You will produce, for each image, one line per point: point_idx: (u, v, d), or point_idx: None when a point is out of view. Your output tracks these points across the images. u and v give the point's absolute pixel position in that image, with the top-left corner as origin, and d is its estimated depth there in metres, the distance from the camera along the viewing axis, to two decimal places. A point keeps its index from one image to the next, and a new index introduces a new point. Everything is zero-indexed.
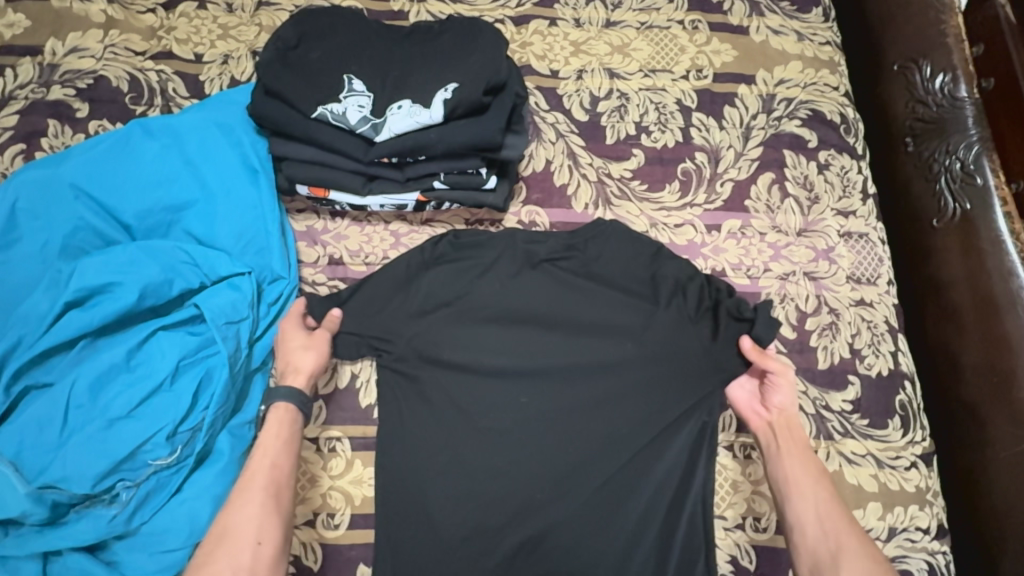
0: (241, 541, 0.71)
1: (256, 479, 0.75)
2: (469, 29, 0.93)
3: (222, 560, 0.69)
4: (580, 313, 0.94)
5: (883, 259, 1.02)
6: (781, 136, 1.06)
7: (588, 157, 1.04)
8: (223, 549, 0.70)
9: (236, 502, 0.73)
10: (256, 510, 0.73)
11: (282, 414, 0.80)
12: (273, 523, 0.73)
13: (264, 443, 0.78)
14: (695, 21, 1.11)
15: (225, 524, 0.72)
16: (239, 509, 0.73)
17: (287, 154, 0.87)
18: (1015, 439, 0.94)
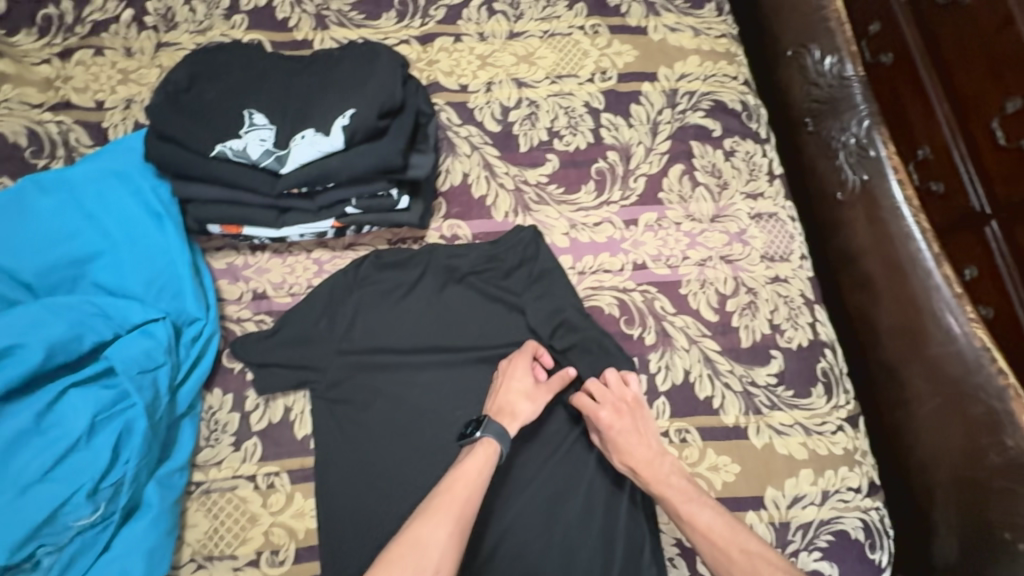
0: (423, 557, 0.72)
1: (456, 505, 0.78)
2: (368, 55, 0.94)
3: (403, 570, 0.71)
4: (511, 319, 0.98)
5: (793, 235, 1.07)
6: (686, 129, 1.10)
7: (504, 166, 1.06)
8: (409, 563, 0.71)
9: (426, 519, 0.76)
10: (444, 536, 0.75)
11: (491, 450, 0.84)
12: (454, 544, 0.75)
13: (467, 470, 0.81)
14: (595, 26, 1.15)
15: (414, 537, 0.74)
16: (428, 529, 0.75)
17: (192, 196, 0.86)
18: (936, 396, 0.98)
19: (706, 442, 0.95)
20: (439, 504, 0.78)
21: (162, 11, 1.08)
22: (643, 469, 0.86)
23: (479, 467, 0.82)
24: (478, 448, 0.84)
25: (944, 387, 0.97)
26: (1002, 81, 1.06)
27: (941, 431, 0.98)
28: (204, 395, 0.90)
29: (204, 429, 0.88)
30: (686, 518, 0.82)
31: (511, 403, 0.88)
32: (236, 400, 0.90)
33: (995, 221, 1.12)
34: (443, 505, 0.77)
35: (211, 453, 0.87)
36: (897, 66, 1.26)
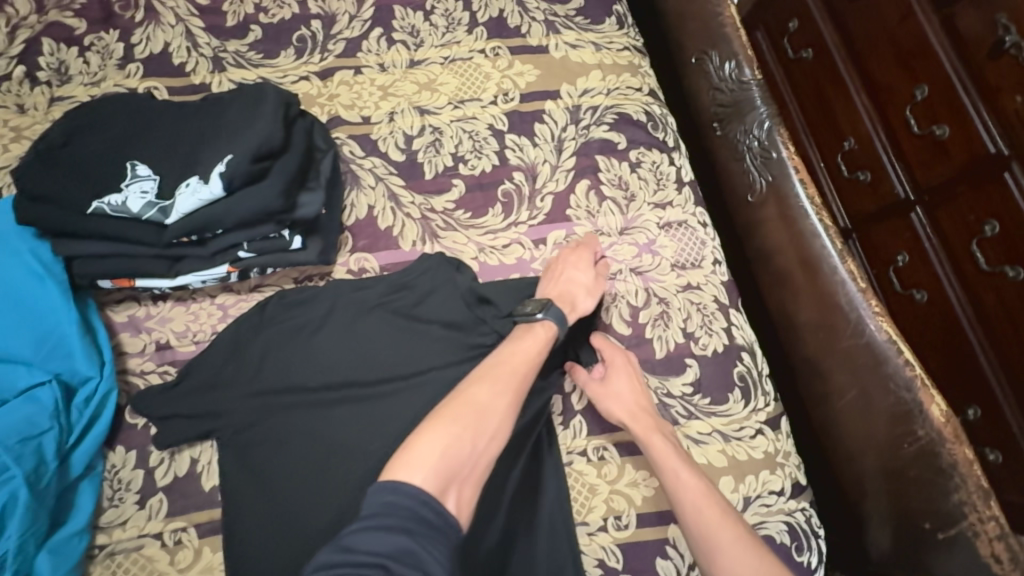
0: (481, 427, 0.74)
1: (513, 383, 0.80)
2: (254, 97, 0.94)
3: (461, 425, 0.72)
4: (425, 343, 0.95)
5: (704, 241, 1.08)
6: (591, 143, 1.11)
7: (409, 196, 1.06)
8: (468, 426, 0.73)
9: (484, 386, 0.78)
10: (502, 406, 0.77)
11: (549, 334, 0.88)
12: (507, 412, 0.78)
13: (525, 349, 0.84)
14: (496, 48, 1.16)
15: (470, 398, 0.76)
16: (485, 395, 0.77)
17: (76, 254, 0.85)
18: (862, 391, 0.96)
19: (624, 458, 0.94)
20: (494, 377, 0.80)
21: (54, 66, 1.07)
22: (638, 414, 0.91)
23: (534, 349, 0.85)
24: (534, 329, 0.88)
25: (868, 381, 0.95)
26: (913, 71, 1.10)
27: (867, 427, 0.96)
28: (107, 454, 0.88)
29: (108, 488, 0.86)
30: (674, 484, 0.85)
31: (568, 293, 0.93)
32: (139, 456, 0.88)
33: (919, 206, 1.13)
34: (499, 378, 0.79)
35: (116, 514, 0.85)
36: (819, 58, 1.29)
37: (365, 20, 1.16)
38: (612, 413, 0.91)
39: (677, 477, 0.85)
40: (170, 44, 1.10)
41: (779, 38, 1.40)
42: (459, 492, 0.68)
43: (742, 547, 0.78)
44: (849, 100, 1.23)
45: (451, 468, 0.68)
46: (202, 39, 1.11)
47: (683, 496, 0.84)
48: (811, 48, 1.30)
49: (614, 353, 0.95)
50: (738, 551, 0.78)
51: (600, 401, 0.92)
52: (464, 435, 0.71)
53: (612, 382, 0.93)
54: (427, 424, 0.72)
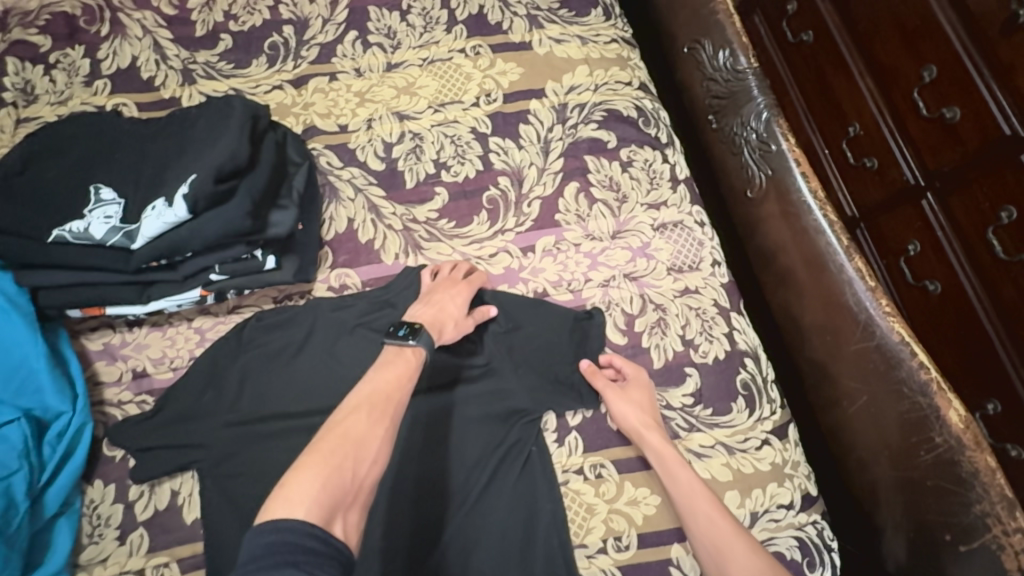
0: (361, 457, 0.67)
1: (391, 404, 0.74)
2: (222, 111, 0.90)
3: (340, 458, 0.65)
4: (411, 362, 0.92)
5: (702, 242, 1.03)
6: (579, 143, 1.06)
7: (390, 207, 1.01)
8: (348, 455, 0.66)
9: (360, 412, 0.71)
10: (380, 432, 0.71)
11: (419, 358, 0.81)
12: (386, 437, 0.72)
13: (388, 374, 0.76)
14: (476, 47, 1.10)
15: (347, 428, 0.69)
16: (362, 422, 0.70)
17: (40, 283, 0.81)
18: (873, 396, 0.91)
19: (622, 475, 0.90)
20: (371, 400, 0.73)
21: (20, 86, 1.03)
22: (653, 426, 0.88)
23: (401, 373, 0.78)
24: (402, 353, 0.80)
25: (877, 385, 0.90)
26: (919, 51, 0.95)
27: (878, 434, 0.91)
28: (86, 488, 0.85)
29: (87, 524, 0.83)
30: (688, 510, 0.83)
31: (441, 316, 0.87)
32: (118, 490, 0.85)
33: (931, 192, 0.98)
34: (373, 400, 0.73)
35: (95, 551, 0.82)
36: (820, 40, 1.12)
37: (339, 24, 1.11)
38: (624, 417, 0.88)
39: (693, 496, 0.84)
40: (138, 58, 1.06)
41: (777, 21, 1.22)
42: (346, 517, 0.62)
43: (754, 568, 0.78)
44: (852, 80, 1.07)
45: (335, 498, 0.61)
46: (170, 51, 1.07)
47: (697, 514, 0.83)
48: (812, 29, 1.14)
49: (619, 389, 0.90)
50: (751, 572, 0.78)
51: (615, 405, 0.89)
52: (343, 472, 0.64)
53: (630, 390, 0.91)
54: (309, 454, 0.65)
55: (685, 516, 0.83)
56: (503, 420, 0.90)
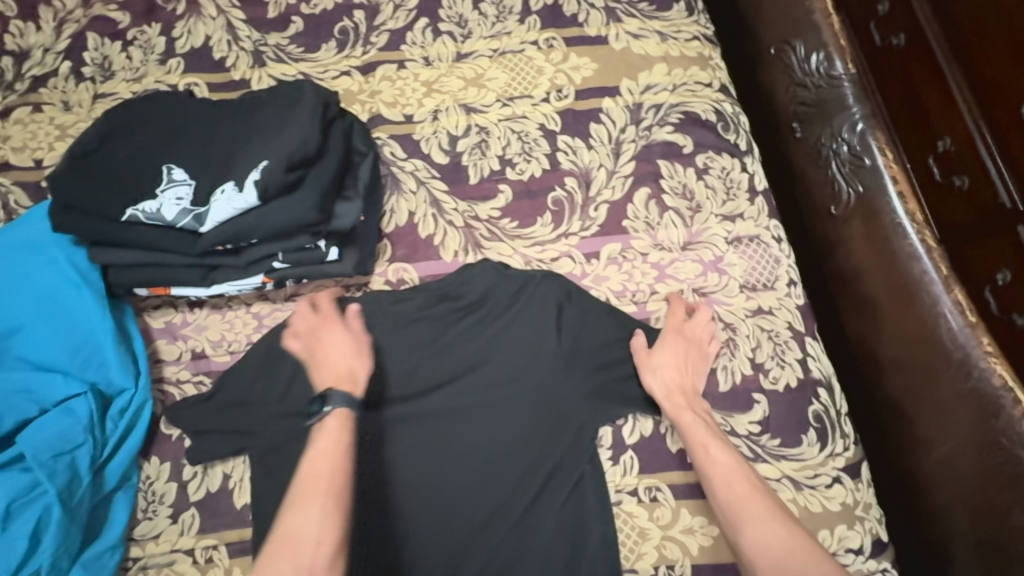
0: (298, 549, 0.70)
1: (326, 490, 0.74)
2: (291, 95, 0.88)
3: (285, 566, 0.68)
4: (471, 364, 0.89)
5: (779, 259, 0.96)
6: (653, 147, 1.00)
7: (452, 202, 0.98)
8: (289, 553, 0.69)
9: (297, 509, 0.73)
10: (313, 514, 0.72)
11: (343, 422, 0.80)
12: (330, 520, 0.73)
13: (323, 449, 0.77)
14: (550, 39, 1.06)
15: (287, 530, 0.71)
16: (295, 515, 0.72)
17: (109, 261, 0.82)
18: (956, 441, 0.83)
19: (679, 501, 0.85)
20: (304, 487, 0.74)
21: (98, 62, 1.05)
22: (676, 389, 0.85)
23: (329, 449, 0.78)
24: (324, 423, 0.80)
25: (960, 431, 0.82)
26: None
27: (957, 484, 0.82)
28: (142, 464, 0.86)
29: (142, 500, 0.84)
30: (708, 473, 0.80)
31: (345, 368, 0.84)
32: (173, 469, 0.86)
33: None
34: (305, 487, 0.74)
35: (149, 527, 0.83)
36: (911, 46, 0.92)
37: (410, 10, 1.08)
38: (647, 385, 0.86)
39: (706, 452, 0.81)
40: (211, 38, 1.06)
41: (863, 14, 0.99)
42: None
43: (765, 524, 0.75)
44: (948, 91, 0.87)
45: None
46: (242, 32, 1.07)
47: (712, 471, 0.80)
48: (905, 31, 0.93)
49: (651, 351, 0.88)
50: (771, 537, 0.74)
51: (639, 372, 0.88)
52: (281, 574, 0.68)
53: (654, 355, 0.88)
54: (260, 566, 0.69)
55: (699, 470, 0.81)
56: (559, 428, 0.86)
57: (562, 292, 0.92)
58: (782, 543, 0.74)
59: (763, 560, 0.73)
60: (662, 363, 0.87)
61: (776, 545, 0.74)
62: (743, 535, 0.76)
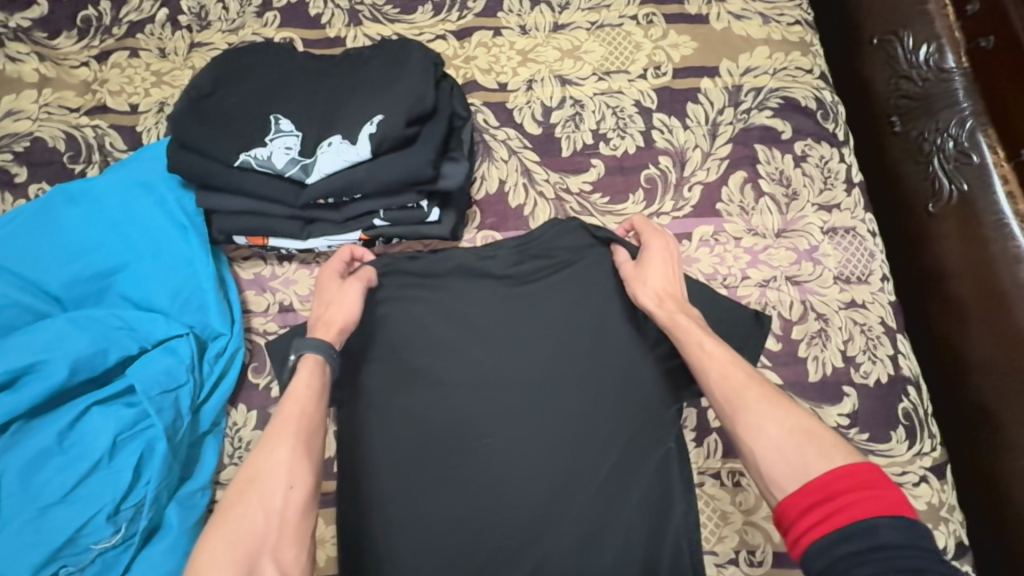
0: (268, 489, 0.64)
1: (294, 428, 0.68)
2: (398, 52, 0.87)
3: (246, 508, 0.62)
4: (558, 334, 0.87)
5: (874, 253, 0.94)
6: (751, 130, 0.98)
7: (544, 173, 0.97)
8: (252, 496, 0.63)
9: (262, 448, 0.67)
10: (286, 454, 0.67)
11: (314, 365, 0.75)
12: (299, 464, 0.67)
13: (295, 393, 0.72)
14: (649, 15, 1.04)
15: (250, 470, 0.65)
16: (263, 453, 0.66)
17: (216, 207, 0.82)
18: None
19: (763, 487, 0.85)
20: (274, 430, 0.68)
21: (195, 11, 1.05)
22: (664, 297, 0.82)
23: (308, 390, 0.72)
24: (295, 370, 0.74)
25: None
26: None
27: None
28: (229, 411, 0.84)
29: (229, 446, 0.82)
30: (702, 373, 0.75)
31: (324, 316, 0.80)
32: (260, 417, 0.83)
33: None
34: (274, 427, 0.69)
35: (234, 473, 0.81)
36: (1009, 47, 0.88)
37: None
38: (639, 299, 0.83)
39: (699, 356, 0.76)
40: None
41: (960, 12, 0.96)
42: (278, 556, 0.61)
43: (765, 418, 0.67)
44: None
45: (251, 547, 0.60)
46: None
47: (708, 372, 0.74)
48: (994, 33, 0.90)
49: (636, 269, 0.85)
50: (769, 423, 0.66)
51: (629, 289, 0.84)
52: (251, 515, 0.62)
53: (642, 270, 0.85)
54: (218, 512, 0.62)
55: (696, 372, 0.76)
56: (648, 407, 0.84)
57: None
58: (782, 427, 0.66)
59: (763, 445, 0.66)
60: (653, 271, 0.84)
61: (780, 446, 0.64)
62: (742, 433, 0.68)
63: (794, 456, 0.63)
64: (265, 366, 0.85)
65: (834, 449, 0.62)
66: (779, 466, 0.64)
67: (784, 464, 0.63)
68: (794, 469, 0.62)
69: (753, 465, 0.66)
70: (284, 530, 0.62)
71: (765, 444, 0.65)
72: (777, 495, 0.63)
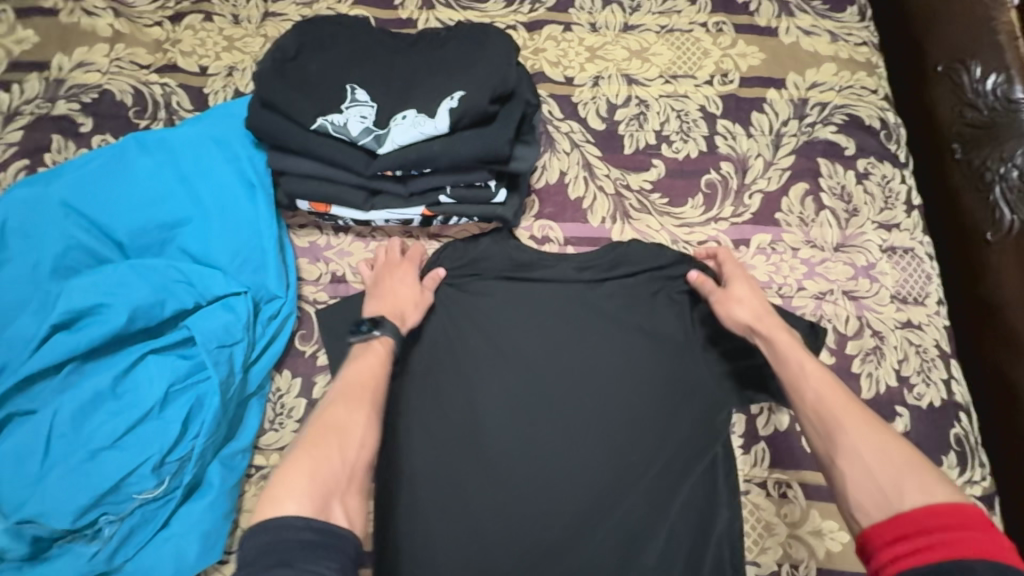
0: (345, 441, 0.64)
1: (368, 392, 0.69)
2: (477, 34, 0.87)
3: (325, 451, 0.61)
4: (608, 328, 0.86)
5: (932, 276, 0.93)
6: (815, 143, 0.98)
7: (605, 168, 0.97)
8: (331, 444, 0.63)
9: (341, 404, 0.67)
10: (361, 418, 0.67)
11: (388, 351, 0.75)
12: (371, 427, 0.67)
13: (368, 365, 0.72)
14: (719, 23, 1.05)
15: (328, 420, 0.65)
16: (342, 411, 0.66)
17: (286, 168, 0.82)
18: None
19: (810, 501, 0.83)
20: (348, 389, 0.69)
21: None
22: (761, 313, 0.79)
23: (376, 363, 0.73)
24: (369, 346, 0.75)
25: None
26: None
27: None
28: (273, 375, 0.82)
29: (271, 411, 0.81)
30: (792, 387, 0.72)
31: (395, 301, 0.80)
32: (304, 385, 0.82)
33: None
34: (349, 391, 0.69)
35: (275, 438, 0.79)
36: None
37: None
38: (733, 317, 0.80)
39: (795, 358, 0.73)
40: None
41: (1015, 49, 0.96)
42: (345, 502, 0.59)
43: (865, 441, 0.63)
44: None
45: (328, 488, 0.58)
46: None
47: (801, 386, 0.71)
48: None
49: (733, 288, 0.82)
50: (864, 448, 0.63)
51: (720, 308, 0.82)
52: (328, 461, 0.61)
53: (731, 288, 0.82)
54: (295, 452, 0.61)
55: (789, 386, 0.72)
56: (699, 409, 0.83)
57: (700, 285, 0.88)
58: (879, 454, 0.62)
59: (854, 468, 0.62)
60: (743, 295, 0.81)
61: (875, 472, 0.61)
62: (835, 450, 0.65)
63: (889, 484, 0.60)
64: (313, 334, 0.84)
65: (935, 484, 0.58)
66: (869, 492, 0.61)
67: (876, 492, 0.60)
68: (886, 496, 0.59)
69: (839, 488, 0.63)
70: (353, 479, 0.62)
71: (858, 469, 0.62)
72: (862, 522, 0.60)
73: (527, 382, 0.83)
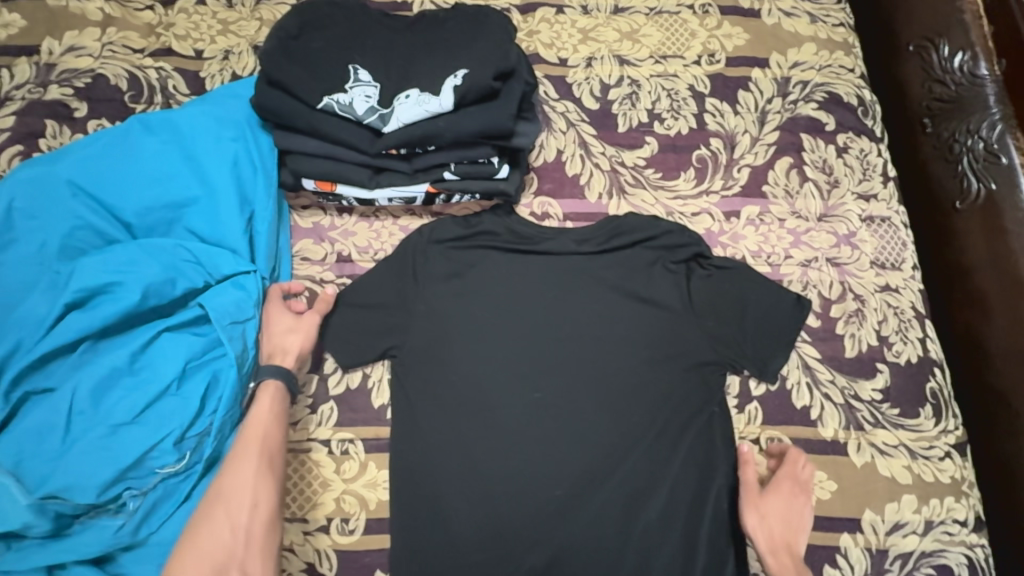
0: (234, 508, 0.69)
1: (257, 450, 0.72)
2: (476, 14, 0.90)
3: (212, 526, 0.67)
4: (608, 298, 0.90)
5: (907, 243, 0.99)
6: (797, 120, 1.03)
7: (600, 146, 1.01)
8: (217, 516, 0.68)
9: (228, 470, 0.71)
10: (251, 478, 0.70)
11: (275, 393, 0.75)
12: (263, 484, 0.70)
13: (256, 419, 0.73)
14: (705, 5, 1.09)
15: (216, 491, 0.70)
16: (229, 478, 0.70)
17: (292, 148, 0.84)
18: None
19: (801, 454, 0.88)
20: (237, 454, 0.71)
21: None
22: (780, 549, 0.81)
23: (264, 412, 0.74)
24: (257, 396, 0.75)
25: None
26: None
27: None
28: None
29: None
30: None
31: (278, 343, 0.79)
32: (314, 361, 0.85)
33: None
34: (237, 454, 0.71)
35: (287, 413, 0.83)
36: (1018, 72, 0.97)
37: None
38: (749, 522, 0.82)
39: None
40: None
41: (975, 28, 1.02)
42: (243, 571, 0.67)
43: None
44: None
45: (219, 562, 0.66)
46: None
47: None
48: (1008, 58, 0.98)
49: (755, 488, 0.83)
50: None
51: (743, 496, 0.83)
52: (217, 535, 0.67)
53: (765, 498, 0.83)
54: (190, 529, 0.68)
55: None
56: (696, 370, 0.88)
57: (692, 256, 0.92)
58: None
59: None
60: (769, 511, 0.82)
61: None
62: None
63: None
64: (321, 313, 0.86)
65: None
66: None
67: None
68: None
69: None
70: (250, 543, 0.68)
71: None
72: None
73: (531, 352, 0.86)
